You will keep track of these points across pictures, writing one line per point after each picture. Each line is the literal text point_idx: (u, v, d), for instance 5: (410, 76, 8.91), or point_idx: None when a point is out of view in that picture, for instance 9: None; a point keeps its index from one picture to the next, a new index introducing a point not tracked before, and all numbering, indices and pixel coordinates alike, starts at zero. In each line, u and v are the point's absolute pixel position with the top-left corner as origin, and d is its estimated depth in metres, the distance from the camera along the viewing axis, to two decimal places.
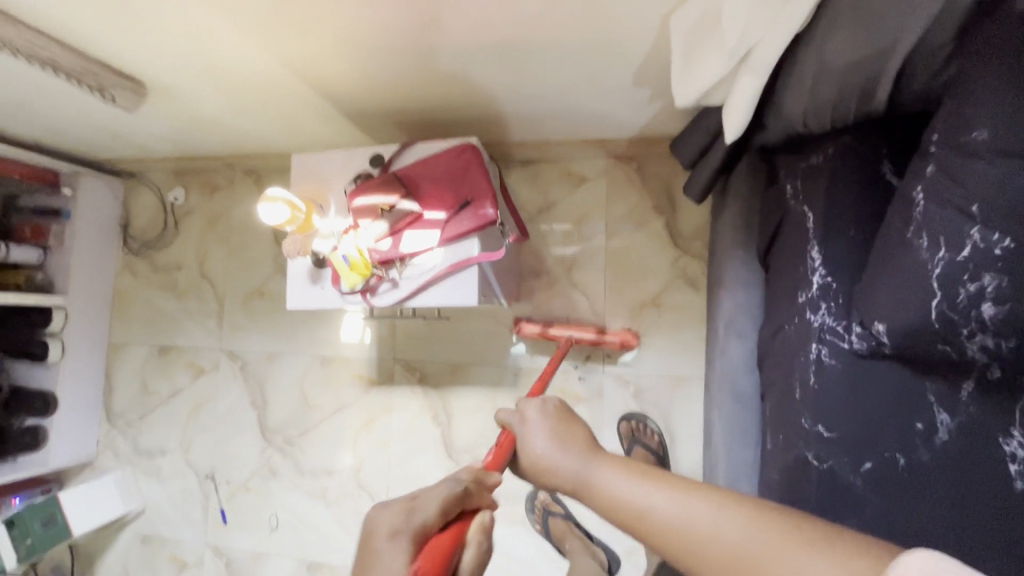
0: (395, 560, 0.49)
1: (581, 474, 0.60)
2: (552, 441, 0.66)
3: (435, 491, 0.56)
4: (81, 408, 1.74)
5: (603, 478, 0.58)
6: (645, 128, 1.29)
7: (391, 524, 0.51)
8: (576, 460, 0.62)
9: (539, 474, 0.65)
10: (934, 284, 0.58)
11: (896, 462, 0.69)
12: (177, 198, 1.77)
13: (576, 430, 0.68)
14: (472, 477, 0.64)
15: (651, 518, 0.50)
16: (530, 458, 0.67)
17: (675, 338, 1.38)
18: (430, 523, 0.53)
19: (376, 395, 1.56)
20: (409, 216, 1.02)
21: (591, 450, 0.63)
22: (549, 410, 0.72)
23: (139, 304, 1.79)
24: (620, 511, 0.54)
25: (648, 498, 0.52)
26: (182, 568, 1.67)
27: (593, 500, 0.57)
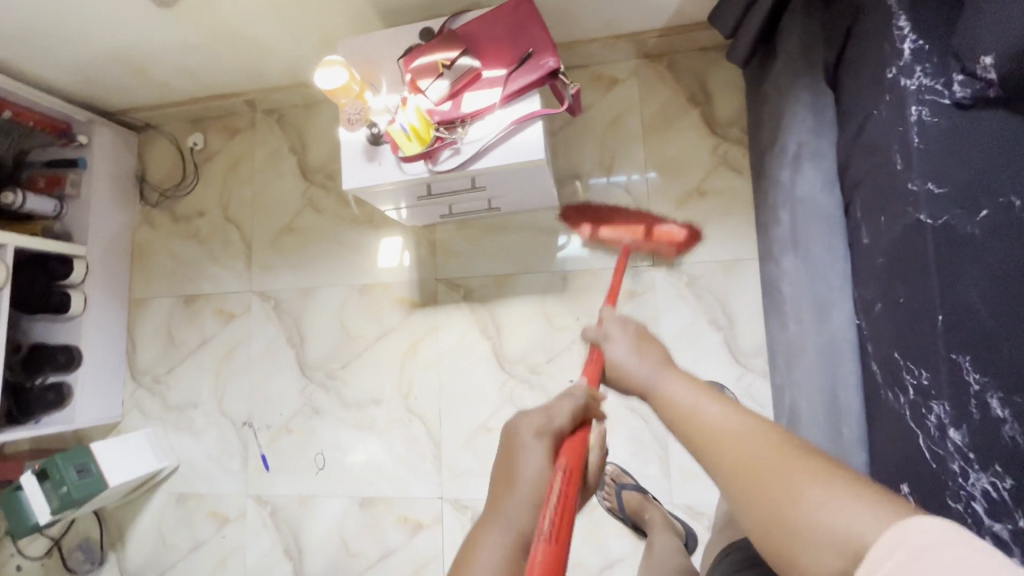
0: (539, 453, 0.59)
1: (651, 379, 0.61)
2: (632, 355, 0.66)
3: (567, 402, 0.65)
4: (105, 365, 1.65)
5: (667, 385, 0.59)
6: (679, 11, 1.31)
7: (536, 426, 0.61)
8: (649, 368, 0.63)
9: (616, 379, 0.67)
10: None
11: (1012, 206, 0.69)
12: (196, 143, 1.73)
13: (653, 346, 0.68)
14: (583, 389, 0.69)
15: (698, 421, 0.52)
16: (612, 368, 0.68)
17: (722, 222, 1.38)
18: (565, 429, 0.63)
19: (420, 316, 1.52)
20: (469, 77, 1.02)
21: (666, 362, 0.64)
22: (630, 330, 0.71)
23: (161, 257, 1.73)
24: (674, 411, 0.55)
25: (703, 407, 0.53)
26: (223, 523, 1.58)
27: (657, 403, 0.59)
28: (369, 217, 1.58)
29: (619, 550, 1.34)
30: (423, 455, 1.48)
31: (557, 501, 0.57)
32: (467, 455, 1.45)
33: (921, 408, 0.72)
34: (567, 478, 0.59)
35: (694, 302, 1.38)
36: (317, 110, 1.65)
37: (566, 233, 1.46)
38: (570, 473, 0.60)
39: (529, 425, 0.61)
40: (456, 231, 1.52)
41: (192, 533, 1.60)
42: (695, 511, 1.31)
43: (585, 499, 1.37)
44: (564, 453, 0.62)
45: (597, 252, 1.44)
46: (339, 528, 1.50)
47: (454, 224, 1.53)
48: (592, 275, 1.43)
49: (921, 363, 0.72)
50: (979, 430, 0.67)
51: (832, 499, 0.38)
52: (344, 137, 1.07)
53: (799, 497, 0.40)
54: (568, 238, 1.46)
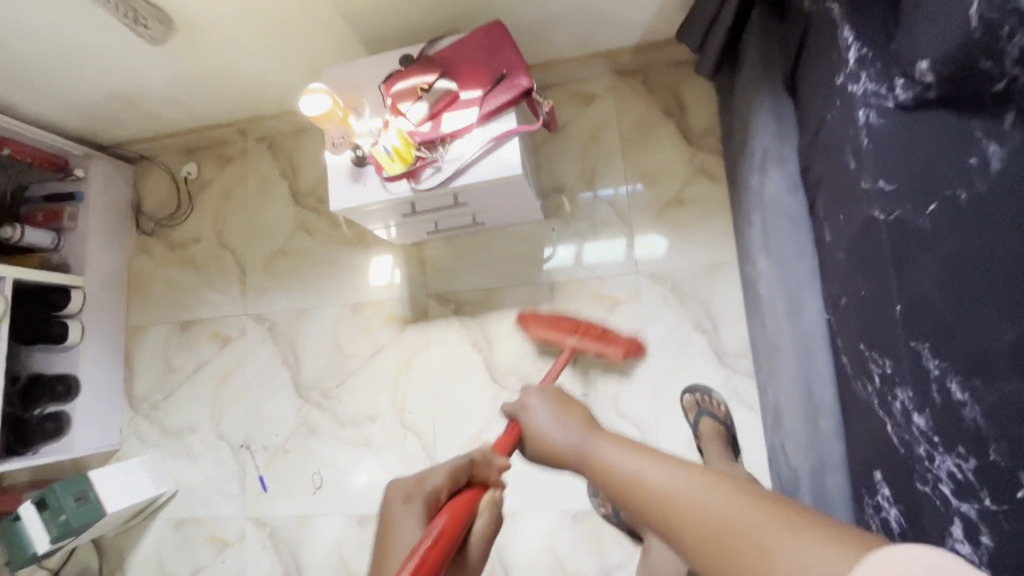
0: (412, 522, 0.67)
1: (579, 449, 0.64)
2: (553, 420, 0.72)
3: (446, 465, 0.74)
4: (103, 393, 1.67)
5: (601, 451, 0.60)
6: (648, 28, 1.37)
7: (405, 493, 0.70)
8: (575, 436, 0.67)
9: (544, 447, 0.72)
10: None
11: (958, 198, 0.72)
12: (190, 172, 1.78)
13: (576, 410, 0.73)
14: (483, 452, 0.78)
15: (645, 489, 0.51)
16: (534, 437, 0.74)
17: (703, 227, 1.42)
18: (440, 494, 0.71)
19: (411, 332, 1.55)
20: (447, 98, 1.07)
21: (591, 424, 0.68)
22: (548, 392, 0.78)
23: (158, 284, 1.77)
24: (619, 483, 0.55)
25: (646, 472, 0.52)
26: (222, 547, 1.58)
27: (594, 469, 0.60)
28: (360, 237, 1.63)
29: (616, 557, 1.34)
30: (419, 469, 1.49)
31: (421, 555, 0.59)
32: None
33: (887, 396, 0.76)
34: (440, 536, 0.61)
35: (678, 307, 1.41)
36: (307, 137, 1.70)
37: (551, 245, 1.50)
38: (444, 531, 0.62)
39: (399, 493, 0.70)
40: (444, 247, 1.56)
41: (191, 558, 1.60)
42: None
43: (581, 506, 1.38)
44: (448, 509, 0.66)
45: (581, 263, 1.48)
46: (338, 547, 1.50)
47: (442, 241, 1.57)
48: (578, 285, 1.47)
49: (885, 350, 0.76)
50: (941, 414, 0.70)
51: (809, 550, 0.36)
52: (330, 160, 1.12)
53: (774, 553, 0.38)
54: (553, 250, 1.50)
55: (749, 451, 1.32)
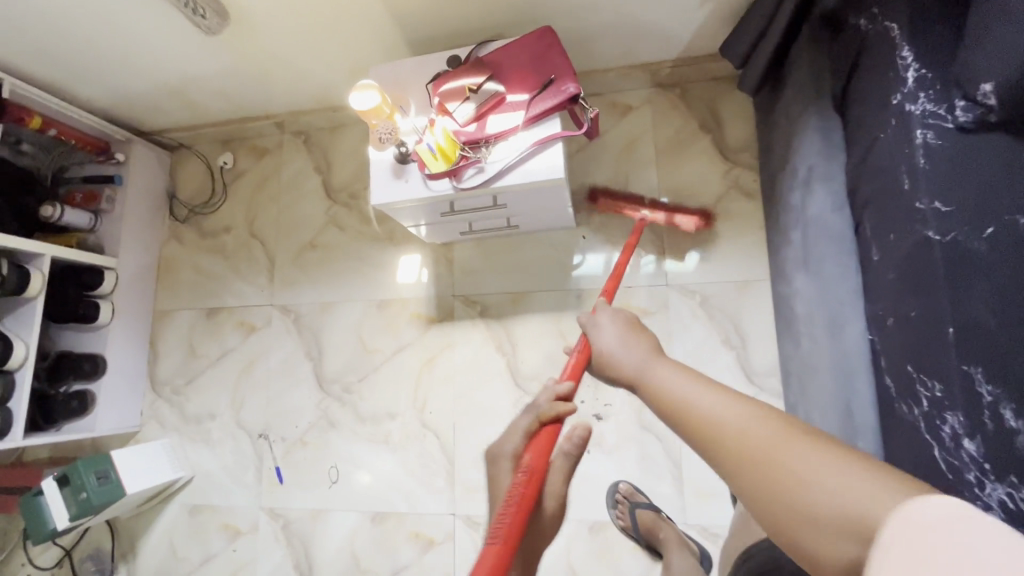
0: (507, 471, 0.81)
1: (641, 366, 0.66)
2: (619, 339, 0.74)
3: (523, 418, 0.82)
4: (127, 375, 1.69)
5: (658, 375, 0.62)
6: (690, 42, 1.38)
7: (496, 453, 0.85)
8: (638, 356, 0.69)
9: (608, 368, 0.74)
10: None
11: (1016, 223, 0.72)
12: (226, 162, 1.81)
13: (642, 335, 0.75)
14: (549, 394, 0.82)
15: (695, 413, 0.54)
16: (601, 358, 0.75)
17: (735, 243, 1.42)
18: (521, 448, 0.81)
19: (436, 332, 1.55)
20: (494, 100, 1.08)
21: (655, 350, 0.69)
22: (618, 318, 0.80)
23: (187, 270, 1.79)
24: (672, 404, 0.57)
25: (700, 399, 0.55)
26: (235, 536, 1.58)
27: (649, 391, 0.62)
28: (390, 235, 1.64)
29: (632, 571, 1.32)
30: (436, 470, 1.48)
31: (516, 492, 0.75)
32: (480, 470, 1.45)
33: (936, 419, 0.74)
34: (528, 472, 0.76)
35: (707, 321, 1.40)
36: (343, 134, 1.73)
37: (580, 252, 1.50)
38: (532, 469, 0.76)
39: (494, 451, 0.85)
40: (473, 249, 1.57)
41: (203, 545, 1.60)
42: (709, 532, 1.31)
43: (598, 517, 1.37)
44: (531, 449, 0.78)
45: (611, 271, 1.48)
46: (351, 543, 1.50)
47: (471, 242, 1.57)
48: None
49: (934, 375, 0.74)
50: (993, 439, 0.69)
51: (835, 476, 0.41)
52: (374, 155, 1.14)
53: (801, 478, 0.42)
54: (583, 257, 1.50)
55: None
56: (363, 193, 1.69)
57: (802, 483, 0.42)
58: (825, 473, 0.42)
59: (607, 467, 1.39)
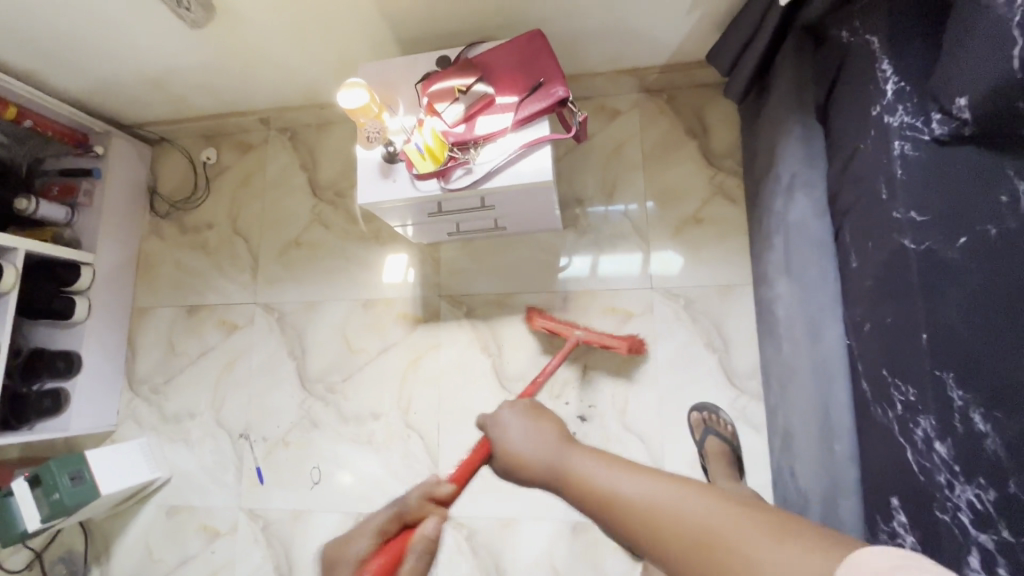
0: (347, 571, 0.66)
1: (557, 459, 0.60)
2: (527, 436, 0.67)
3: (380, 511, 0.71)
4: (104, 373, 1.65)
5: (578, 464, 0.57)
6: (678, 48, 1.40)
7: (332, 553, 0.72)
8: (548, 450, 0.63)
9: (517, 465, 0.66)
10: (1014, 30, 0.67)
11: (989, 233, 0.74)
12: (209, 157, 1.78)
13: (547, 422, 0.69)
14: (420, 492, 0.75)
15: (624, 501, 0.49)
16: (503, 450, 0.69)
17: (718, 247, 1.44)
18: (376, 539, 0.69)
19: (421, 333, 1.55)
20: (483, 102, 1.08)
21: (565, 438, 0.64)
22: (519, 406, 0.74)
23: (167, 267, 1.76)
24: (596, 496, 0.52)
25: (625, 483, 0.51)
26: (213, 538, 1.56)
27: (571, 483, 0.56)
28: (377, 235, 1.63)
29: (614, 571, 1.33)
30: (420, 471, 1.48)
31: None
32: None
33: (909, 422, 0.76)
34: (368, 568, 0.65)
35: (691, 324, 1.42)
36: (330, 131, 1.71)
37: (567, 255, 1.51)
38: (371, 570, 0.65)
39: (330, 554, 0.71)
40: (460, 250, 1.57)
41: (180, 547, 1.57)
42: None
43: (582, 518, 1.37)
44: (381, 552, 0.67)
45: (596, 274, 1.49)
46: None
47: (458, 243, 1.57)
48: (593, 296, 1.48)
49: (908, 380, 0.76)
50: (963, 443, 0.71)
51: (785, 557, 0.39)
52: (361, 154, 1.13)
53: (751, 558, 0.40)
54: (569, 260, 1.51)
55: (753, 473, 1.32)
56: (350, 191, 1.67)
57: (752, 560, 0.40)
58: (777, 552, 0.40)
59: None
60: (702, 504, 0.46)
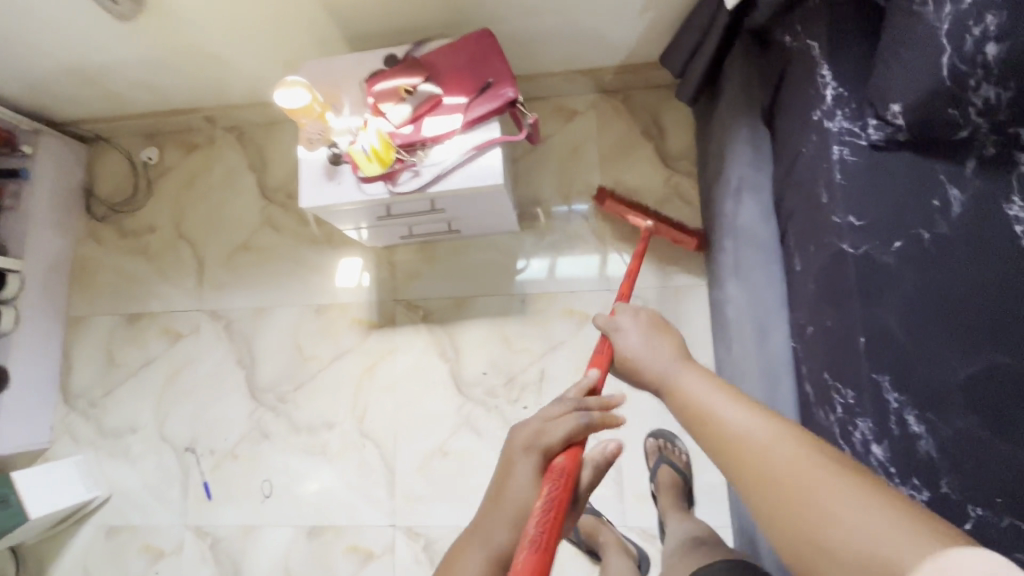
0: (528, 469, 0.64)
1: (667, 372, 0.67)
2: (643, 346, 0.74)
3: (565, 413, 0.67)
4: (35, 387, 1.55)
5: (686, 381, 0.64)
6: (632, 49, 1.39)
7: (524, 441, 0.65)
8: (665, 362, 0.69)
9: (628, 369, 0.74)
10: (942, 37, 0.68)
11: (922, 238, 0.76)
12: (150, 157, 1.69)
13: (667, 340, 0.74)
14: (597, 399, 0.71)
15: (719, 424, 0.55)
16: (621, 357, 0.76)
17: (674, 249, 1.45)
18: (555, 447, 0.65)
19: (377, 338, 1.50)
20: (431, 102, 1.05)
21: (682, 355, 0.70)
22: (642, 319, 0.78)
23: (105, 273, 1.66)
24: (698, 413, 0.58)
25: (728, 411, 0.55)
26: (157, 558, 1.48)
27: (676, 395, 0.63)
28: (330, 238, 1.58)
29: None
30: (376, 481, 1.43)
31: (545, 507, 0.61)
32: (421, 479, 1.42)
33: (849, 425, 0.76)
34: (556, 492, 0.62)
35: None
36: (279, 130, 1.65)
37: (525, 257, 1.49)
38: (567, 472, 0.64)
39: (518, 440, 0.66)
40: (416, 253, 1.53)
41: (121, 568, 1.49)
42: (649, 534, 1.32)
43: None
44: (570, 454, 0.66)
45: (554, 276, 1.47)
46: (285, 560, 1.43)
47: (414, 246, 1.54)
48: (551, 299, 1.46)
49: (847, 383, 0.77)
50: (899, 445, 0.72)
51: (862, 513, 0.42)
52: (304, 156, 1.09)
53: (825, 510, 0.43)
54: (527, 262, 1.49)
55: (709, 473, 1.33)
56: None
57: (825, 515, 0.43)
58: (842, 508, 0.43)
59: None
60: (795, 453, 0.48)
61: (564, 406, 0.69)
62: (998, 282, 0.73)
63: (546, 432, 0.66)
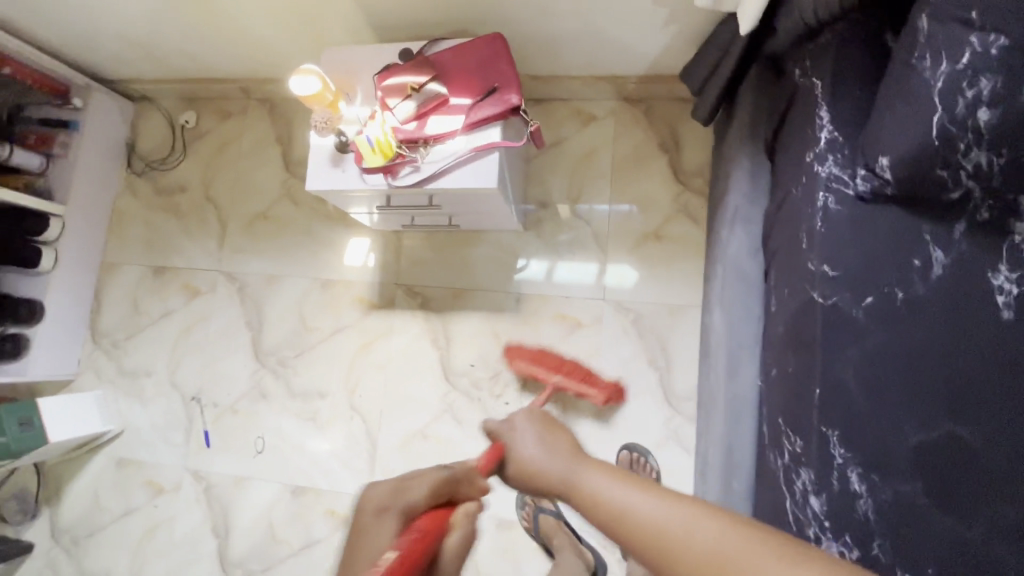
0: (383, 528, 0.70)
1: (569, 474, 0.68)
2: (542, 450, 0.77)
3: (427, 478, 0.77)
4: (67, 323, 1.69)
5: (587, 479, 0.65)
6: (655, 60, 1.37)
7: (381, 503, 0.72)
8: (562, 463, 0.71)
9: (530, 474, 0.76)
10: (936, 96, 0.67)
11: (895, 296, 0.74)
12: (188, 121, 1.78)
13: (561, 438, 0.78)
14: (466, 472, 0.82)
15: (634, 519, 0.56)
16: (522, 463, 0.77)
17: (674, 266, 1.44)
18: (416, 505, 0.74)
19: (375, 318, 1.57)
20: (437, 101, 1.07)
21: (576, 454, 0.72)
22: (535, 413, 0.84)
23: (138, 225, 1.78)
24: (612, 512, 0.58)
25: (645, 505, 0.56)
26: (157, 493, 1.61)
27: (581, 497, 0.64)
28: (343, 216, 1.64)
29: (531, 569, 1.37)
30: (359, 452, 1.51)
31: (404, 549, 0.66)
32: (400, 457, 1.49)
33: (792, 472, 0.77)
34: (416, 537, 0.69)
35: (636, 339, 1.42)
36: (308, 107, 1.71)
37: (525, 257, 1.51)
38: (425, 530, 0.71)
39: (372, 501, 0.73)
40: (421, 241, 1.58)
41: (126, 497, 1.63)
42: (609, 542, 1.36)
43: (507, 516, 1.41)
44: (430, 513, 0.74)
45: (552, 279, 1.49)
46: (268, 513, 1.53)
47: (420, 234, 1.58)
48: (545, 301, 1.48)
49: (798, 432, 0.77)
50: (837, 500, 0.71)
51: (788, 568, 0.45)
52: (314, 141, 1.13)
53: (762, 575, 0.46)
54: (527, 262, 1.51)
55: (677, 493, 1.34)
56: None
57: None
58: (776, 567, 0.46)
59: None
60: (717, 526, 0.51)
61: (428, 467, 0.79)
62: (966, 356, 0.71)
63: (405, 494, 0.74)
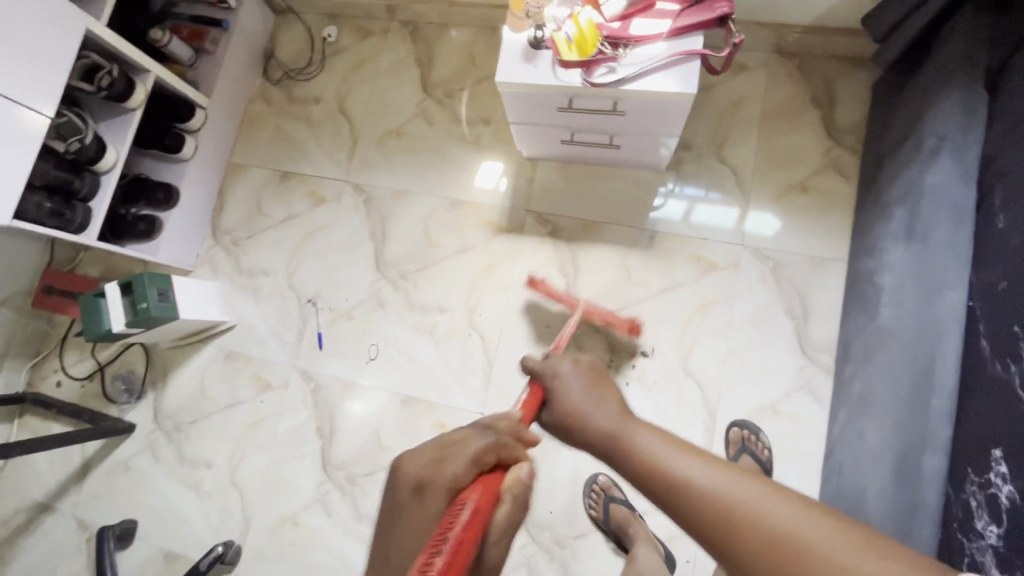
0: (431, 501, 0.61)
1: (618, 428, 0.66)
2: (585, 397, 0.75)
3: (473, 442, 0.64)
4: (194, 215, 1.72)
5: (639, 438, 0.63)
6: (830, 9, 1.36)
7: (417, 477, 0.62)
8: (611, 416, 0.69)
9: (570, 419, 0.75)
10: None
11: None
12: (330, 35, 1.81)
13: (601, 388, 0.77)
14: (510, 427, 0.69)
15: (696, 487, 0.54)
16: (562, 406, 0.76)
17: (820, 219, 1.42)
18: (463, 476, 0.62)
19: (502, 241, 1.57)
20: (644, 4, 1.10)
21: (623, 410, 0.70)
22: (581, 366, 0.82)
23: (269, 131, 1.81)
24: (663, 478, 0.57)
25: (697, 473, 0.55)
26: (264, 389, 1.63)
27: (632, 451, 0.62)
28: (477, 140, 1.65)
29: (643, 502, 1.36)
30: (474, 369, 1.52)
31: (453, 538, 0.55)
32: (516, 378, 1.49)
33: None
34: (461, 525, 0.57)
35: (773, 287, 1.41)
36: (451, 33, 1.73)
37: (663, 195, 1.51)
38: (474, 510, 0.58)
39: (413, 473, 0.63)
40: (556, 171, 1.58)
41: (233, 390, 1.65)
42: None
43: None
44: (476, 485, 0.62)
45: (688, 221, 1.48)
46: (376, 419, 1.54)
47: (556, 164, 1.59)
48: (679, 241, 1.48)
49: None
50: None
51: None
52: (508, 36, 1.15)
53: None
54: (664, 201, 1.51)
55: (806, 442, 1.32)
56: (460, 93, 1.69)
57: None
58: (870, 574, 0.43)
59: (641, 401, 1.41)
60: (790, 509, 0.50)
61: (469, 431, 0.68)
62: None
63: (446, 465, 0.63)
